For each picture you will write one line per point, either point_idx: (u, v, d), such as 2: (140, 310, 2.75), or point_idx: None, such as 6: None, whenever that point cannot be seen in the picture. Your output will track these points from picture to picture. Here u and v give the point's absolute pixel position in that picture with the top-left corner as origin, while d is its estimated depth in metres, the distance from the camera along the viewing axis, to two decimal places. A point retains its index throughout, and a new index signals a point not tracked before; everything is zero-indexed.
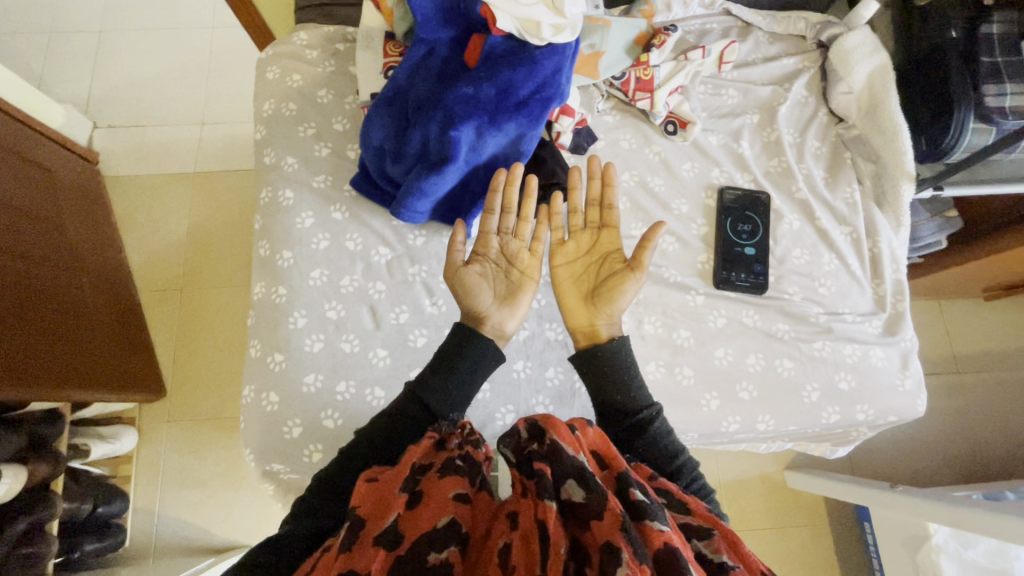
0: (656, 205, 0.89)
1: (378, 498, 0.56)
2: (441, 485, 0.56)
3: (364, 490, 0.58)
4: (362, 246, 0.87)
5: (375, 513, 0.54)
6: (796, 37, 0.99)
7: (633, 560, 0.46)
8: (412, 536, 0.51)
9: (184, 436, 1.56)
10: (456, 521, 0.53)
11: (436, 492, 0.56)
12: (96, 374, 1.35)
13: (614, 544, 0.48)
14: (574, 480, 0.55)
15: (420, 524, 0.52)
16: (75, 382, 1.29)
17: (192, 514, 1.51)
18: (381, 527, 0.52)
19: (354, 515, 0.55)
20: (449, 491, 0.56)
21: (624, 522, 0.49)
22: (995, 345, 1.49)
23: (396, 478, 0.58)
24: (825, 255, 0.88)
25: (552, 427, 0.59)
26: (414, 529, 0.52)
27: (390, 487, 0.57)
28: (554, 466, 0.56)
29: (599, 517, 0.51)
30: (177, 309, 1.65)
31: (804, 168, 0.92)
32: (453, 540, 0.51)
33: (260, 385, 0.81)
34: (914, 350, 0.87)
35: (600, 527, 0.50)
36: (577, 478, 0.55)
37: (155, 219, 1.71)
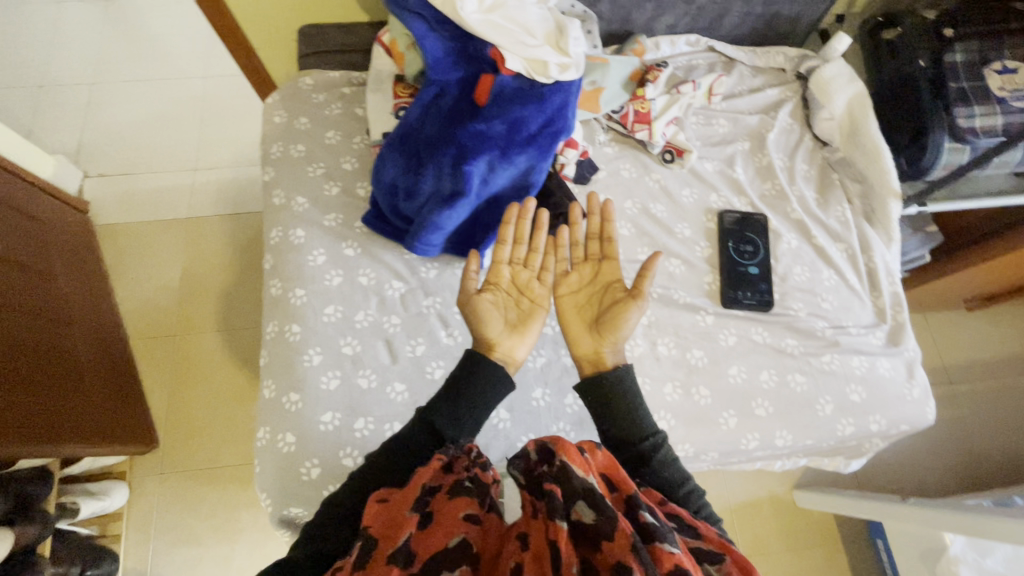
0: (660, 230, 0.92)
1: (391, 516, 0.54)
2: (453, 504, 0.54)
3: (374, 510, 0.56)
4: (375, 281, 0.87)
5: (387, 531, 0.52)
6: (777, 70, 1.06)
7: None
8: (425, 555, 0.49)
9: (178, 489, 1.50)
10: (468, 540, 0.50)
11: (447, 512, 0.53)
12: (86, 427, 1.30)
13: (627, 565, 0.46)
14: (584, 501, 0.52)
15: (433, 542, 0.50)
16: (65, 436, 1.24)
17: (186, 571, 1.43)
18: (394, 544, 0.50)
19: (365, 534, 0.52)
20: (460, 511, 0.53)
21: (635, 541, 0.47)
22: (982, 354, 1.54)
23: (407, 498, 0.56)
24: (824, 271, 0.92)
25: (563, 449, 0.57)
26: (427, 547, 0.50)
27: (401, 506, 0.55)
28: (564, 486, 0.53)
29: (610, 537, 0.48)
30: (170, 356, 1.61)
31: (796, 190, 0.97)
32: (467, 558, 0.49)
33: (276, 426, 0.80)
34: (918, 359, 0.90)
35: (611, 548, 0.48)
36: (586, 498, 0.52)
37: (147, 266, 1.69)
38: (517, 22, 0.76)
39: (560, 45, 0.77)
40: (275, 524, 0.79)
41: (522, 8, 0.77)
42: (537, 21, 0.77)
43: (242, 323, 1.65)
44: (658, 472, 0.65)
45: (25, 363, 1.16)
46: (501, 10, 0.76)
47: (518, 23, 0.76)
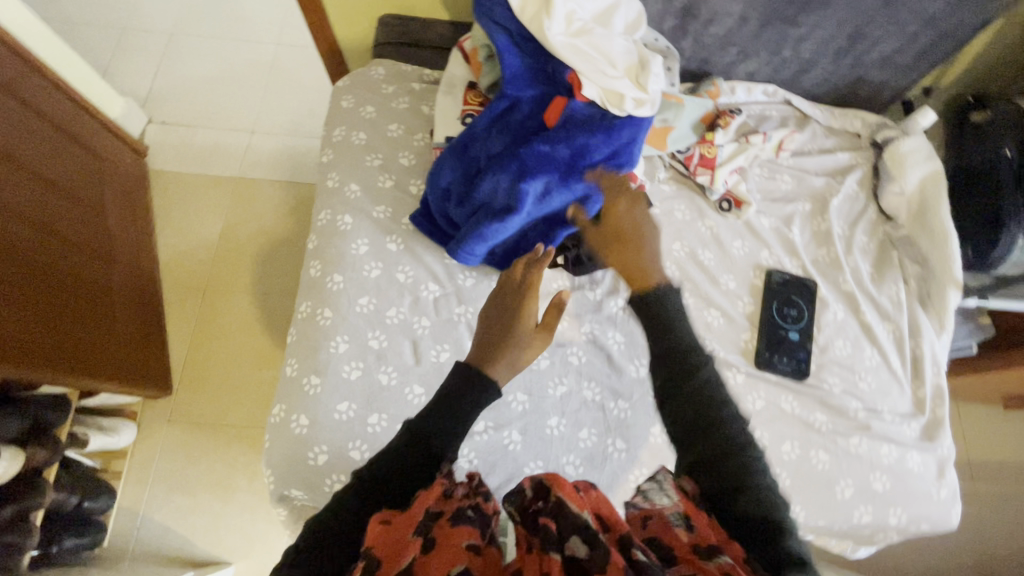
0: (705, 278, 0.90)
1: (394, 538, 0.52)
2: (454, 532, 0.52)
3: (376, 531, 0.53)
4: (412, 280, 0.87)
5: (390, 554, 0.51)
6: (851, 134, 1.03)
7: None
8: None
9: (182, 439, 1.53)
10: (469, 571, 0.48)
11: (448, 540, 0.51)
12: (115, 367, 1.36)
13: None
14: (578, 536, 0.50)
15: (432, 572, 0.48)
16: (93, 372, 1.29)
17: (177, 522, 1.47)
18: (397, 569, 0.49)
19: (367, 558, 0.51)
20: (461, 540, 0.51)
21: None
22: (1011, 455, 1.47)
23: (411, 521, 0.54)
24: (867, 350, 0.88)
25: (558, 484, 0.55)
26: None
27: (403, 529, 0.53)
28: (559, 522, 0.51)
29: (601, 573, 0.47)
30: (197, 309, 1.65)
31: (852, 261, 0.93)
32: None
33: (291, 406, 0.81)
34: (951, 459, 0.86)
35: None
36: (581, 533, 0.50)
37: (190, 218, 1.74)
38: (599, 51, 0.76)
39: (639, 81, 0.76)
40: (274, 502, 0.81)
41: (607, 38, 0.76)
42: (620, 54, 0.76)
43: (270, 288, 1.67)
44: (711, 411, 0.55)
45: (58, 292, 1.21)
46: (587, 38, 0.76)
47: (602, 52, 0.76)
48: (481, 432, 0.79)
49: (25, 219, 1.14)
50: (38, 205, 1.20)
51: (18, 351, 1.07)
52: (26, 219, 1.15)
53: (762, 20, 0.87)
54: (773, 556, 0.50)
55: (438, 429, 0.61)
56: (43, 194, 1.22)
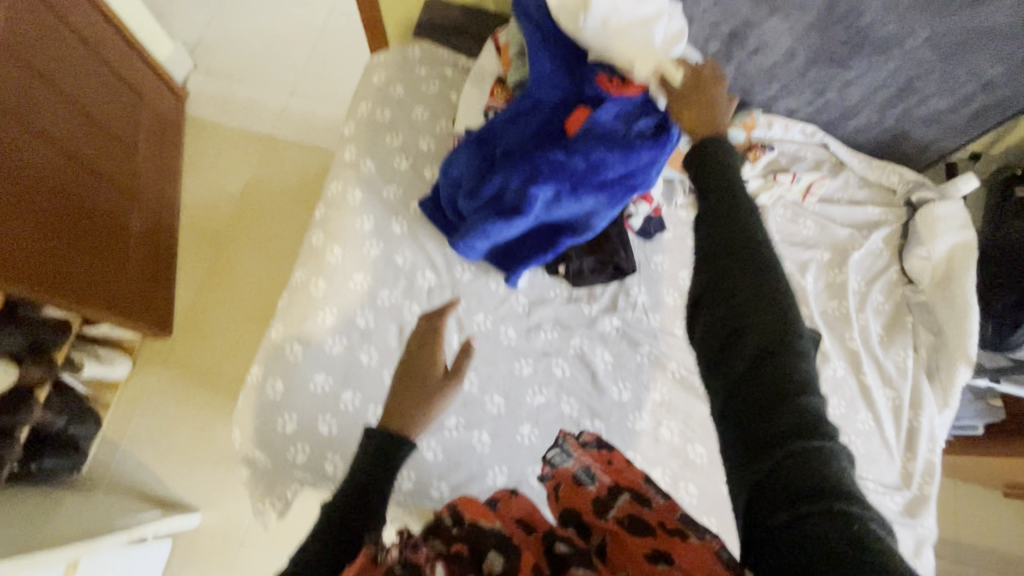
0: None
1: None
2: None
3: None
4: (410, 264, 0.87)
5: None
6: (886, 188, 0.99)
7: None
8: None
9: (173, 382, 1.56)
10: None
11: None
12: (125, 302, 1.39)
13: None
14: (495, 551, 0.48)
15: None
16: (106, 305, 1.32)
17: (155, 461, 1.49)
18: None
19: None
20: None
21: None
22: (1004, 543, 1.40)
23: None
24: (862, 413, 0.85)
25: (468, 505, 0.53)
26: None
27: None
28: (473, 541, 0.49)
29: None
30: (208, 258, 1.67)
31: (862, 319, 0.90)
32: None
33: (270, 369, 0.81)
34: (931, 539, 0.82)
35: None
36: (499, 548, 0.49)
37: (217, 168, 1.76)
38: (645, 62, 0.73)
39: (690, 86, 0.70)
40: (240, 459, 0.82)
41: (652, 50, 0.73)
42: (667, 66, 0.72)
43: (282, 248, 1.69)
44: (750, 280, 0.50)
45: (77, 220, 1.24)
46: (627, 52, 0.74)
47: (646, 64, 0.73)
48: (452, 428, 0.79)
49: (52, 141, 1.17)
50: (70, 131, 1.23)
51: (36, 273, 1.10)
52: (53, 141, 1.18)
53: (810, 58, 0.84)
54: (787, 451, 0.43)
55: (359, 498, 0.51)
56: (76, 121, 1.26)
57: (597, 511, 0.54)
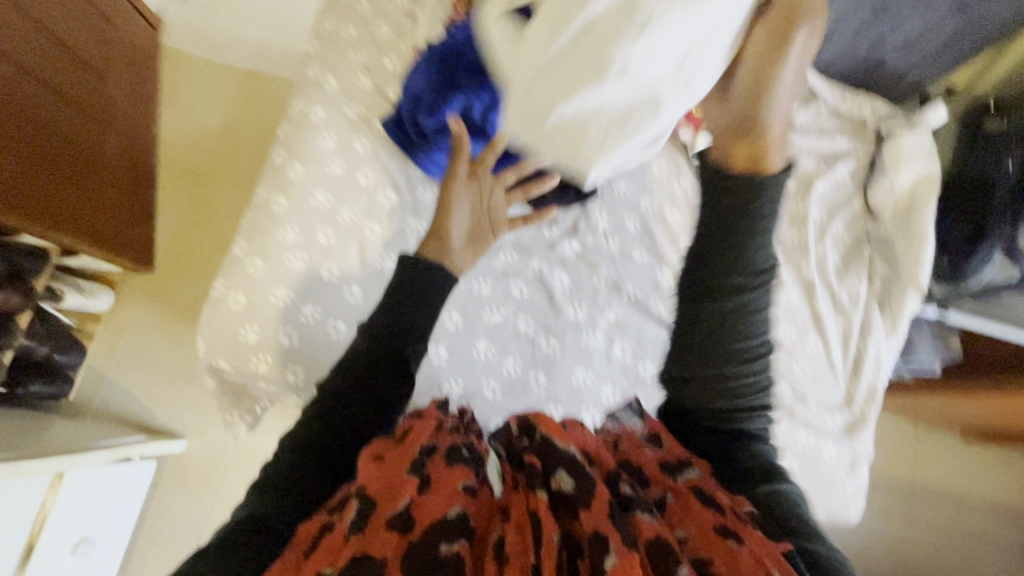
0: (665, 237, 0.90)
1: (387, 475, 0.50)
2: (451, 472, 0.51)
3: (370, 468, 0.50)
4: (372, 184, 0.87)
5: (384, 492, 0.48)
6: (857, 121, 0.98)
7: (622, 547, 0.41)
8: (424, 522, 0.45)
9: (157, 315, 1.58)
10: (467, 514, 0.46)
11: (444, 479, 0.50)
12: (108, 235, 1.40)
13: (602, 532, 0.43)
14: (565, 470, 0.50)
15: (432, 511, 0.46)
16: (90, 237, 1.32)
17: (141, 390, 1.54)
18: (392, 510, 0.46)
19: (362, 494, 0.47)
20: (458, 481, 0.50)
21: (611, 509, 0.45)
22: (959, 483, 1.44)
23: (404, 460, 0.52)
24: (811, 338, 0.87)
25: (541, 421, 0.58)
26: (426, 514, 0.46)
27: (396, 466, 0.51)
28: (543, 457, 0.54)
29: (589, 507, 0.46)
30: (190, 195, 1.66)
31: (820, 249, 0.91)
32: (463, 533, 0.44)
33: (232, 283, 0.82)
34: (867, 457, 0.87)
35: (589, 516, 0.45)
36: (569, 469, 0.50)
37: (196, 102, 1.71)
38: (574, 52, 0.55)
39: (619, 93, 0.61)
40: (205, 369, 0.85)
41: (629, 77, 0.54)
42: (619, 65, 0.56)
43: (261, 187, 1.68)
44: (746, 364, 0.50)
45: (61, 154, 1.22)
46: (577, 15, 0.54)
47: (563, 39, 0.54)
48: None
49: (31, 69, 1.10)
50: (51, 60, 1.18)
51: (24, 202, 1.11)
52: (31, 69, 1.11)
53: None
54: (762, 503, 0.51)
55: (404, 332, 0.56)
56: (53, 48, 1.19)
57: (663, 469, 0.53)
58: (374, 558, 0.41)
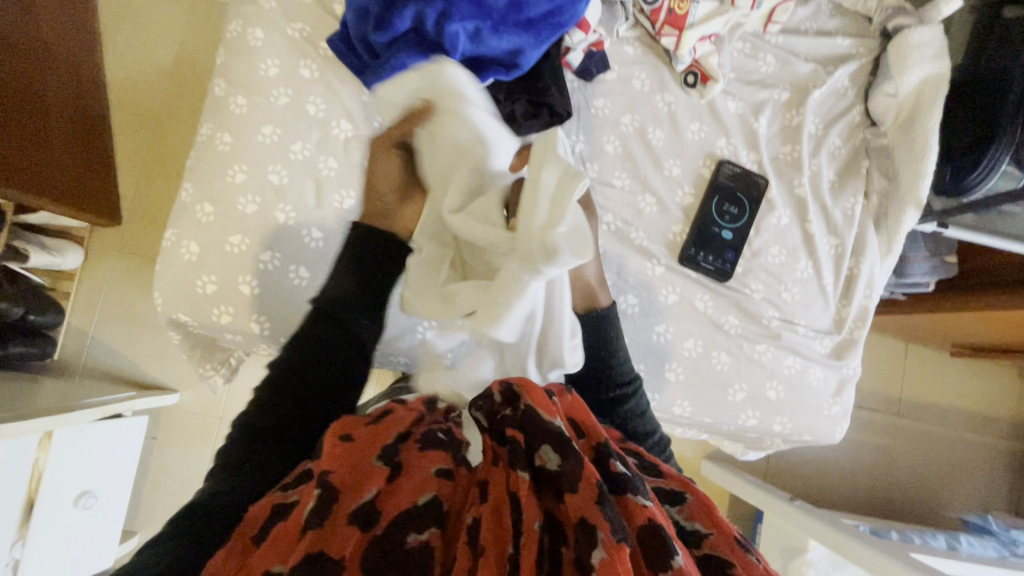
0: (648, 158, 0.82)
1: (353, 459, 0.47)
2: (428, 455, 0.49)
3: (332, 449, 0.47)
4: (324, 115, 0.79)
5: (348, 480, 0.45)
6: (861, 18, 0.87)
7: (610, 539, 0.41)
8: (393, 511, 0.43)
9: (131, 270, 1.47)
10: (438, 500, 0.45)
11: (417, 461, 0.48)
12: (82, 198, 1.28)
13: (590, 522, 0.42)
14: (550, 445, 0.48)
15: (401, 500, 0.44)
16: (67, 202, 1.22)
17: (125, 347, 1.47)
18: (358, 500, 0.43)
19: (325, 482, 0.43)
20: (433, 465, 0.48)
21: (600, 494, 0.44)
22: (942, 398, 1.46)
23: (375, 443, 0.49)
24: (802, 261, 0.83)
25: (529, 391, 0.52)
26: (395, 502, 0.44)
27: (365, 449, 0.48)
28: (529, 432, 0.50)
29: (574, 488, 0.45)
30: (148, 143, 1.45)
31: (815, 164, 0.84)
32: (435, 522, 0.44)
33: (182, 231, 0.77)
34: (853, 379, 0.85)
35: (573, 501, 0.44)
36: (553, 442, 0.48)
37: (141, 37, 1.44)
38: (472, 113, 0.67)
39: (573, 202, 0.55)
40: (167, 323, 0.81)
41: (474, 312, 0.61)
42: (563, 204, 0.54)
43: None
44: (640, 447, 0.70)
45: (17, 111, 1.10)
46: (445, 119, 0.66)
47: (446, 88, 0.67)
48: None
49: None
50: None
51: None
52: None
53: None
54: None
55: (351, 311, 0.60)
56: None
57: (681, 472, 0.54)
58: (335, 558, 0.39)
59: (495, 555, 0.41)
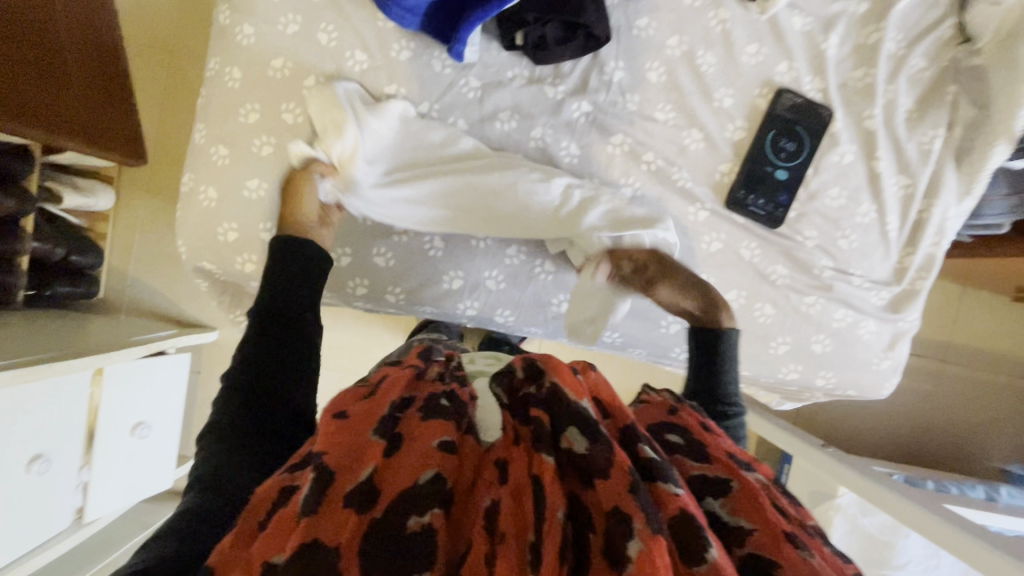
0: (695, 89, 0.73)
1: (349, 435, 0.48)
2: (428, 429, 0.49)
3: (331, 430, 0.49)
4: (337, 45, 0.70)
5: (344, 461, 0.46)
6: None
7: (646, 529, 0.41)
8: (394, 491, 0.44)
9: (160, 210, 1.47)
10: (440, 476, 0.45)
11: (419, 437, 0.48)
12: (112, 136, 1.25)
13: (624, 510, 0.42)
14: (576, 428, 0.48)
15: (401, 479, 0.45)
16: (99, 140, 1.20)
17: (163, 286, 1.51)
18: (354, 482, 0.44)
19: (319, 464, 0.45)
20: (434, 438, 0.48)
21: (634, 482, 0.44)
22: (996, 344, 1.37)
23: (370, 418, 0.50)
24: (864, 204, 0.74)
25: (553, 369, 0.54)
26: (394, 483, 0.45)
27: (359, 425, 0.50)
28: (553, 413, 0.50)
29: (604, 474, 0.45)
30: (164, 74, 1.39)
31: (891, 91, 0.73)
32: (438, 501, 0.44)
33: (199, 175, 0.74)
34: (910, 333, 0.79)
35: (604, 487, 0.44)
36: (580, 425, 0.48)
37: None
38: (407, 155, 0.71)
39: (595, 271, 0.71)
40: (193, 271, 0.80)
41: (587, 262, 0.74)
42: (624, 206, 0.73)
43: None
44: None
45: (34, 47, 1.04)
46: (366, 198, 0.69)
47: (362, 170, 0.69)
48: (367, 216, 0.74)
49: None
50: None
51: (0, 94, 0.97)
52: None
53: None
54: None
55: (290, 298, 0.58)
56: None
57: (731, 457, 0.51)
58: (328, 546, 0.40)
59: (515, 541, 0.42)
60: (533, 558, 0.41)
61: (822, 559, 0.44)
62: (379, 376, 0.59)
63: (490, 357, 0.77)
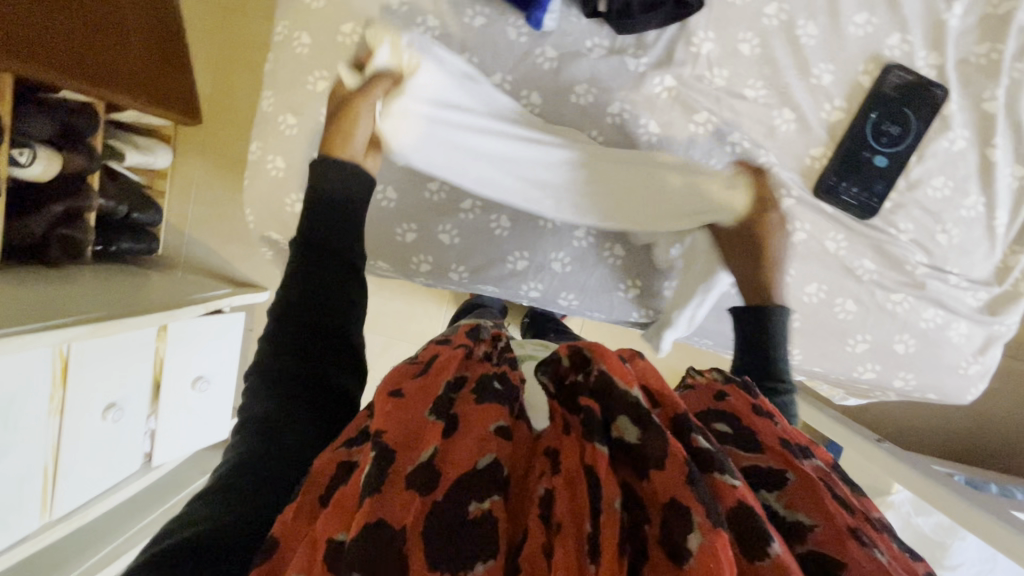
0: (791, 63, 0.67)
1: (405, 417, 0.48)
2: (480, 412, 0.47)
3: (387, 410, 0.48)
4: (409, 9, 0.67)
5: (405, 440, 0.45)
6: None
7: (707, 522, 0.37)
8: (452, 473, 0.43)
9: (215, 171, 1.48)
10: (499, 462, 0.43)
11: (474, 419, 0.46)
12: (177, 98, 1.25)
13: (681, 502, 0.39)
14: (627, 416, 0.44)
15: (459, 460, 0.43)
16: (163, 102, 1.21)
17: (218, 247, 1.53)
18: (415, 463, 0.43)
19: (380, 443, 0.44)
20: (490, 421, 0.46)
21: (691, 473, 0.40)
22: None
23: (425, 399, 0.50)
24: (971, 196, 0.68)
25: (601, 355, 0.49)
26: (452, 465, 0.43)
27: (416, 407, 0.49)
28: (604, 402, 0.46)
29: (659, 464, 0.41)
30: (219, 32, 1.38)
31: (1017, 69, 0.65)
32: (497, 489, 0.42)
33: (266, 144, 0.73)
34: (1004, 337, 0.74)
35: (660, 477, 0.41)
36: (631, 413, 0.44)
37: None
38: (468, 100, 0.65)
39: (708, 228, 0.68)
40: (259, 239, 0.81)
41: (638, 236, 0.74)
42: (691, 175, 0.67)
43: None
44: None
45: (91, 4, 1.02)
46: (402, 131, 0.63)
47: (414, 123, 0.63)
48: (435, 192, 0.73)
49: None
50: None
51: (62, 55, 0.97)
52: None
53: None
54: None
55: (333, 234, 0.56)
56: None
57: (785, 444, 0.46)
58: (395, 528, 0.39)
59: (572, 529, 0.39)
60: (591, 550, 0.38)
61: (889, 556, 0.40)
62: (430, 354, 0.58)
63: (539, 344, 0.80)
